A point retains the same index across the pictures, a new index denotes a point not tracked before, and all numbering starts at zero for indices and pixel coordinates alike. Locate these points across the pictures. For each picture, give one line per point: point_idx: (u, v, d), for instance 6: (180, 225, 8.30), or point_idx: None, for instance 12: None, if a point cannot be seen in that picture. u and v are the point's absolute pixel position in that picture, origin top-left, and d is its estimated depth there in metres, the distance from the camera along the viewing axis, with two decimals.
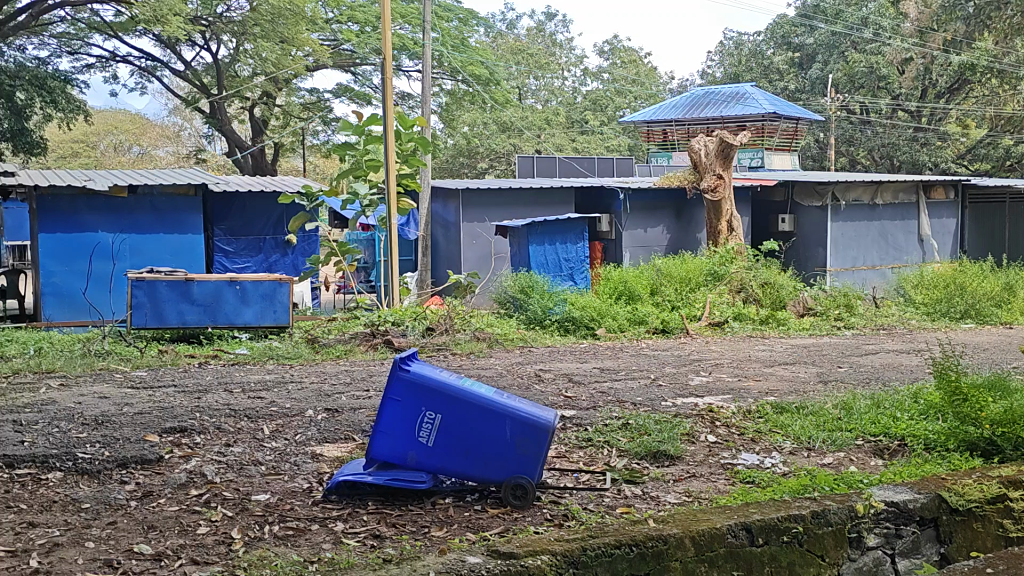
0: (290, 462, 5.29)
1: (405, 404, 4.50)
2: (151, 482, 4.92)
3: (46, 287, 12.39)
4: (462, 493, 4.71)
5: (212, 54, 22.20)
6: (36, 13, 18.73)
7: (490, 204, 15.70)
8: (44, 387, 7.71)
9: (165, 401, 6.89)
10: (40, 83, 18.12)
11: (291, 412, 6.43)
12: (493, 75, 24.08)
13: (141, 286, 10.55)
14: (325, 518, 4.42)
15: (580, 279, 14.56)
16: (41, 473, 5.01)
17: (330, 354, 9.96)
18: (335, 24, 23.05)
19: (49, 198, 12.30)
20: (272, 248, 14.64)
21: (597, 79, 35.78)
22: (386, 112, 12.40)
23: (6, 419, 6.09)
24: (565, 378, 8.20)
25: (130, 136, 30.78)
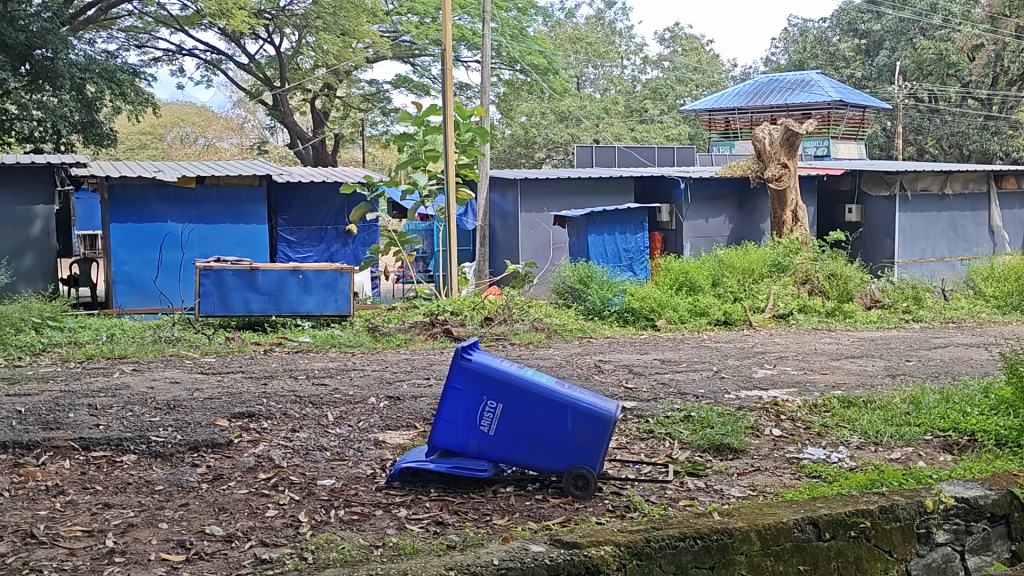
0: (354, 448, 5.38)
1: (467, 393, 4.53)
2: (221, 465, 5.04)
3: (117, 275, 12.75)
4: (523, 482, 4.74)
5: (275, 47, 22.50)
6: (104, 8, 19.61)
7: (549, 194, 15.69)
8: (117, 372, 7.95)
9: (233, 386, 7.04)
10: (109, 75, 18.41)
11: (354, 400, 6.53)
12: (552, 65, 24.03)
13: (209, 275, 10.80)
14: (389, 504, 4.48)
15: (640, 270, 14.50)
16: (116, 455, 5.17)
17: (390, 342, 10.07)
18: (395, 16, 23.20)
19: (120, 188, 12.66)
20: (333, 238, 14.83)
21: (657, 67, 35.45)
22: (445, 103, 12.45)
23: (82, 402, 6.30)
24: (625, 370, 8.19)
25: (197, 128, 31.46)
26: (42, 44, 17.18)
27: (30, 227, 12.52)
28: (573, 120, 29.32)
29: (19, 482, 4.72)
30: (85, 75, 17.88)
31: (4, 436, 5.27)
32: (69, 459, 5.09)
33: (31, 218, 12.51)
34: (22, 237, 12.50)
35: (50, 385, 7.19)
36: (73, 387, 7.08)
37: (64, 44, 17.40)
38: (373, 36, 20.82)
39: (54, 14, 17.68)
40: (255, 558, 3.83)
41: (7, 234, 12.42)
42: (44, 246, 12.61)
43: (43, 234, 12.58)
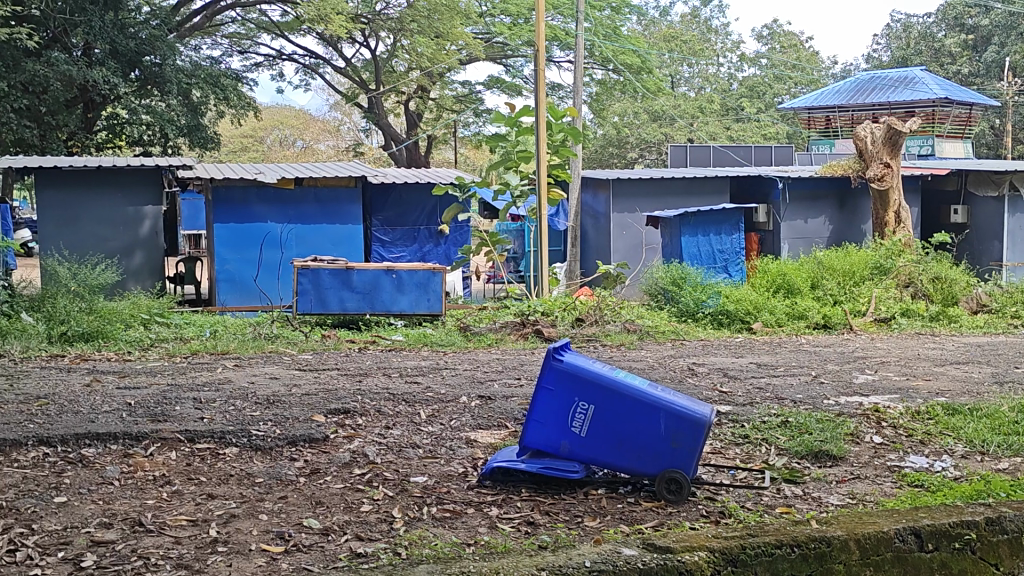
0: (446, 446, 5.43)
1: (558, 394, 4.52)
2: (318, 459, 5.17)
3: (220, 273, 13.18)
4: (615, 485, 4.70)
5: (371, 50, 22.99)
6: (210, 15, 20.35)
7: (641, 194, 15.58)
8: (220, 367, 8.23)
9: (330, 383, 7.21)
10: (214, 81, 19.23)
11: (447, 398, 6.60)
12: (646, 64, 23.87)
13: (306, 274, 11.09)
14: (481, 503, 4.51)
15: (736, 271, 14.25)
16: (220, 447, 5.35)
17: (481, 342, 10.14)
18: (488, 17, 23.39)
19: (223, 189, 13.10)
20: (426, 238, 15.01)
21: (754, 64, 34.77)
22: (538, 104, 12.48)
23: (187, 396, 6.53)
24: (719, 373, 8.05)
25: (295, 131, 32.35)
26: (151, 50, 17.94)
27: (140, 226, 13.04)
28: (667, 120, 29.08)
29: (129, 471, 4.93)
30: (191, 80, 18.61)
31: (114, 427, 5.50)
32: (176, 451, 5.29)
33: (141, 218, 13.03)
34: (132, 236, 13.03)
35: (157, 378, 7.50)
36: (178, 380, 7.37)
37: (171, 50, 18.15)
38: (467, 37, 21.06)
39: (163, 21, 18.45)
40: (350, 552, 3.91)
41: (118, 233, 12.97)
42: (152, 245, 13.12)
43: (151, 233, 13.09)
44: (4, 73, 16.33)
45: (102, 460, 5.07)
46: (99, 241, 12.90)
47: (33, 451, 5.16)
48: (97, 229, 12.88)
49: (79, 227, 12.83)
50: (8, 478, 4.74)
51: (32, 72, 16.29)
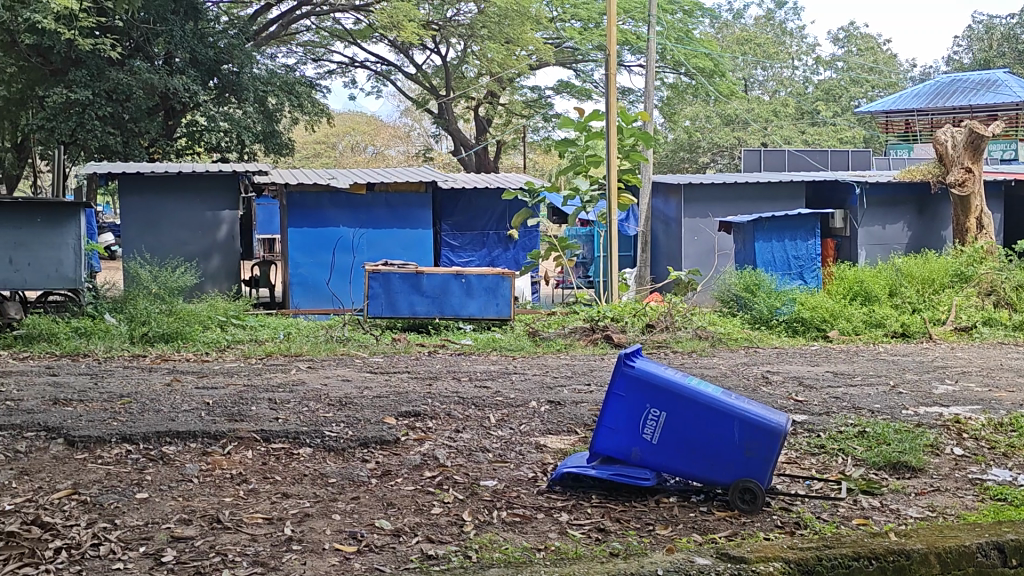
0: (516, 451, 5.44)
1: (629, 400, 4.49)
2: (390, 462, 5.22)
3: (294, 277, 13.43)
4: (688, 493, 4.66)
5: (442, 57, 23.23)
6: (286, 24, 20.80)
7: (714, 199, 15.42)
8: (294, 368, 8.40)
9: (401, 386, 7.27)
10: (289, 88, 19.70)
11: (517, 402, 6.61)
12: (718, 67, 23.66)
13: (377, 278, 11.22)
14: (550, 508, 4.51)
15: (811, 278, 13.90)
16: (294, 447, 5.44)
17: (551, 347, 10.13)
18: (559, 22, 23.41)
19: (298, 195, 13.36)
20: (495, 243, 15.08)
21: (830, 67, 34.08)
22: (608, 108, 12.43)
23: (263, 396, 6.67)
24: (794, 382, 7.89)
25: (366, 137, 32.98)
26: (229, 59, 18.45)
27: (217, 231, 13.39)
28: (739, 124, 28.79)
29: (208, 469, 5.05)
30: (267, 87, 19.07)
31: (194, 426, 5.65)
32: (252, 449, 5.40)
33: (218, 223, 13.37)
34: (210, 240, 13.38)
35: (234, 379, 7.68)
36: (255, 381, 7.54)
37: (249, 59, 18.62)
38: (537, 43, 21.15)
39: (241, 30, 18.96)
40: (421, 554, 3.94)
41: (197, 237, 13.32)
42: (229, 249, 13.45)
43: (228, 237, 13.43)
44: (90, 82, 16.96)
45: (182, 458, 5.21)
46: (178, 245, 13.26)
47: (116, 448, 5.33)
48: (176, 233, 13.25)
49: (160, 231, 13.21)
50: (93, 474, 4.90)
51: (117, 81, 16.89)
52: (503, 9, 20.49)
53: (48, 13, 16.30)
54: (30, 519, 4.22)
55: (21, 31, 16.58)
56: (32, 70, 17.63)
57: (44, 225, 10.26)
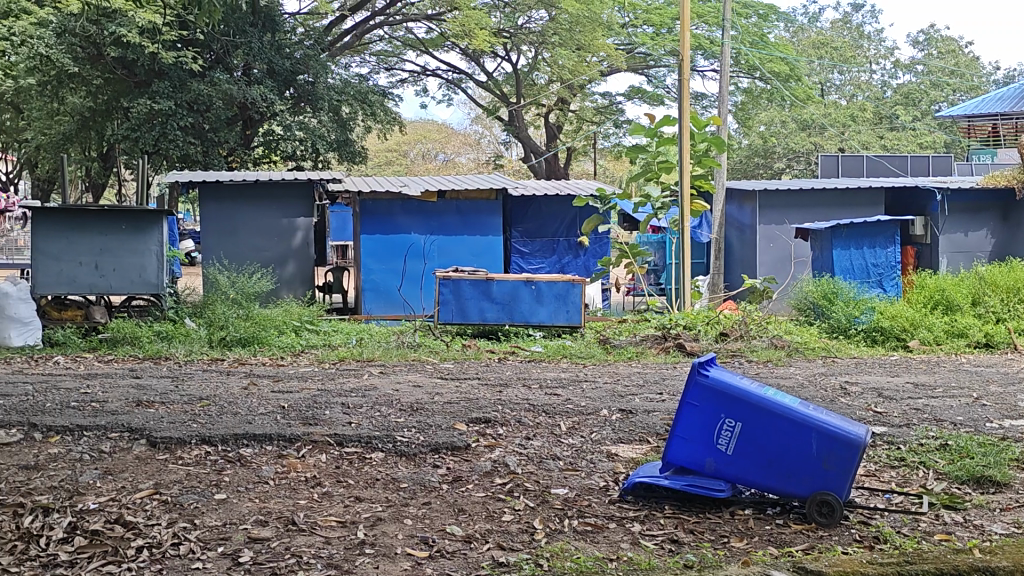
0: (587, 459, 5.40)
1: (703, 410, 4.42)
2: (460, 468, 5.24)
3: (366, 283, 13.60)
4: (763, 505, 4.57)
5: (513, 64, 23.39)
6: (359, 34, 21.16)
7: (789, 205, 15.16)
8: (367, 373, 8.50)
9: (471, 392, 7.30)
10: (362, 97, 20.02)
11: (587, 411, 6.58)
12: (793, 71, 23.30)
13: (448, 285, 11.30)
14: (623, 518, 4.47)
15: (891, 287, 13.59)
16: (366, 452, 5.51)
17: (622, 355, 10.07)
18: (630, 28, 23.30)
19: (371, 202, 13.53)
20: (565, 249, 15.06)
21: (910, 71, 33.26)
22: (681, 114, 12.30)
23: (336, 400, 6.78)
24: (873, 393, 7.66)
25: (437, 145, 33.37)
26: (305, 69, 18.85)
27: (292, 238, 13.65)
28: (816, 129, 28.28)
29: (283, 471, 5.14)
30: (341, 97, 19.41)
31: (270, 429, 5.75)
32: (326, 453, 5.48)
33: (293, 229, 13.64)
34: (285, 247, 13.64)
35: (308, 383, 7.80)
36: (328, 385, 7.65)
37: (323, 68, 18.99)
38: (608, 49, 21.12)
39: (315, 41, 19.35)
40: (492, 560, 3.95)
41: (272, 244, 13.60)
42: (304, 255, 13.70)
43: (302, 244, 13.67)
44: (171, 93, 17.50)
45: (258, 460, 5.32)
46: (255, 251, 13.56)
47: (196, 449, 5.46)
48: (253, 240, 13.54)
49: (237, 238, 13.51)
50: (174, 474, 5.03)
51: (197, 92, 17.39)
52: (574, 15, 20.51)
53: (133, 27, 16.91)
54: (114, 518, 4.35)
55: (107, 44, 17.21)
56: (117, 83, 18.26)
57: (128, 232, 10.57)
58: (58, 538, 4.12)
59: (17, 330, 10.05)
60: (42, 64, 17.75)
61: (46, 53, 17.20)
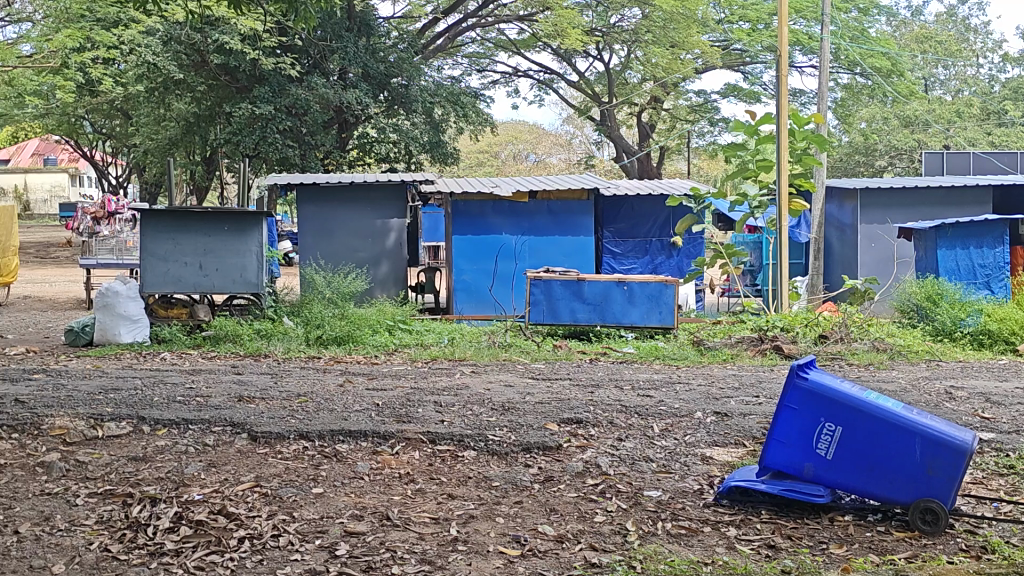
0: (681, 462, 5.33)
1: (802, 413, 4.31)
2: (552, 467, 5.24)
3: (458, 283, 13.71)
4: (863, 512, 4.42)
5: (605, 63, 23.38)
6: (452, 36, 21.36)
7: (892, 204, 14.66)
8: (458, 373, 8.57)
9: (563, 393, 7.28)
10: (455, 99, 20.23)
11: (681, 413, 6.48)
12: (896, 66, 22.55)
13: (539, 285, 11.32)
14: (718, 522, 4.39)
15: (999, 288, 13.02)
16: (459, 450, 5.55)
17: (717, 357, 9.90)
18: (726, 24, 23.00)
19: (463, 203, 13.66)
20: (658, 250, 14.92)
21: (1020, 64, 31.84)
22: (779, 111, 12.03)
23: (428, 399, 6.86)
24: (980, 398, 7.34)
25: (528, 145, 33.57)
26: (399, 72, 19.20)
27: (386, 239, 13.87)
28: (920, 125, 27.32)
29: (378, 468, 5.22)
30: (434, 99, 19.67)
31: (365, 426, 5.86)
32: (419, 450, 5.55)
33: (387, 230, 13.85)
34: (379, 248, 13.87)
35: (402, 381, 7.92)
36: (421, 384, 7.73)
37: (417, 71, 19.27)
38: (703, 46, 20.83)
39: (409, 45, 19.67)
40: (584, 561, 3.93)
41: (367, 245, 13.85)
42: (397, 256, 13.91)
43: (396, 245, 13.89)
44: (271, 98, 18.01)
45: (354, 456, 5.42)
46: (350, 252, 13.82)
47: (294, 444, 5.60)
48: (347, 241, 13.81)
49: (332, 239, 13.81)
50: (274, 468, 5.16)
51: (296, 97, 17.87)
52: (668, 13, 20.25)
53: (235, 34, 17.48)
54: (217, 509, 4.49)
55: (210, 51, 17.82)
56: (220, 89, 18.90)
57: (230, 233, 10.91)
58: (166, 527, 4.28)
59: (127, 327, 10.48)
60: (149, 72, 18.33)
61: (153, 60, 17.72)
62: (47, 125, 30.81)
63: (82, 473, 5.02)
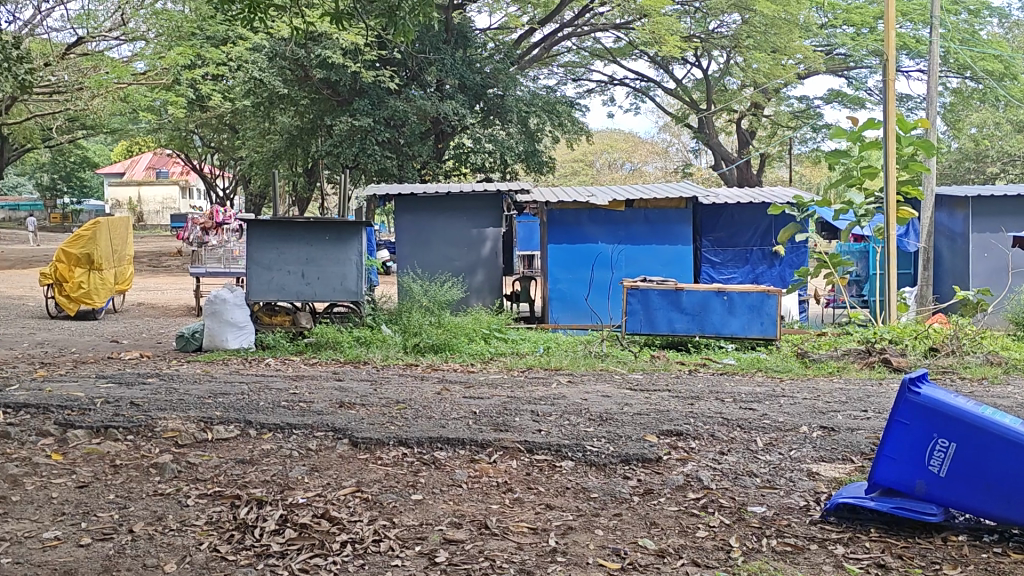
0: (786, 477, 5.17)
1: (913, 428, 4.14)
2: (652, 480, 5.15)
3: (553, 292, 13.70)
4: (978, 532, 4.21)
5: (703, 70, 23.15)
6: (548, 46, 21.44)
7: (1008, 212, 13.99)
8: (555, 383, 8.52)
9: (662, 404, 7.16)
10: (550, 108, 20.29)
11: (786, 427, 6.30)
12: (1010, 68, 21.64)
13: (636, 294, 11.20)
14: (825, 540, 4.24)
15: None
16: (557, 460, 5.51)
17: (822, 370, 9.61)
18: (829, 28, 22.45)
19: (558, 212, 13.64)
20: (759, 259, 14.64)
21: None
22: (885, 116, 11.64)
23: (526, 408, 6.85)
24: None
25: (624, 154, 33.52)
26: (495, 83, 19.38)
27: (482, 247, 13.98)
28: None
29: (476, 476, 5.24)
30: (530, 108, 19.77)
31: (463, 434, 5.89)
32: (517, 460, 5.54)
33: (483, 240, 13.96)
34: (475, 256, 13.98)
35: (500, 390, 7.94)
36: (518, 393, 7.72)
37: (513, 81, 19.40)
38: (805, 51, 20.36)
39: (505, 55, 19.82)
40: None
41: (463, 253, 13.98)
42: (493, 264, 14.00)
43: (491, 254, 13.98)
44: (371, 111, 18.39)
45: (452, 464, 5.44)
46: (446, 260, 13.97)
47: (393, 451, 5.66)
48: (444, 250, 13.96)
49: (429, 248, 13.99)
50: (374, 474, 5.22)
51: (394, 108, 18.22)
52: (769, 18, 19.85)
53: (337, 49, 17.91)
54: (320, 513, 4.57)
55: (313, 66, 18.30)
56: (322, 102, 19.40)
57: (331, 242, 11.15)
58: (271, 529, 4.37)
59: (234, 334, 10.83)
60: (256, 87, 19.15)
61: (260, 76, 18.44)
62: (160, 140, 32.19)
63: (193, 474, 5.19)
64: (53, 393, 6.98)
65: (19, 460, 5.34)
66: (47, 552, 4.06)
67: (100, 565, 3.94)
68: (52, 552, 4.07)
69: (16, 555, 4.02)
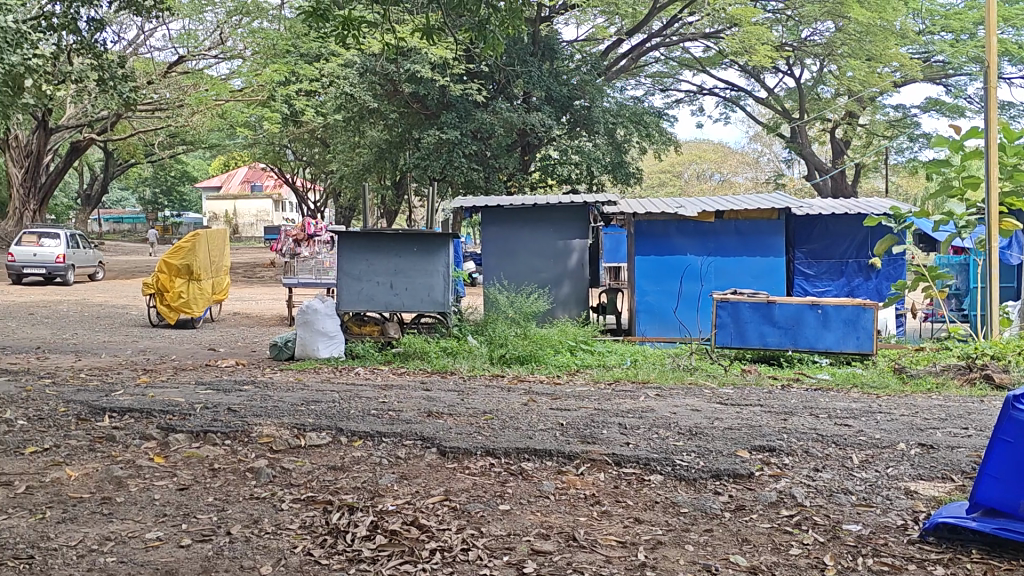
0: (883, 496, 5.00)
1: (1016, 446, 3.97)
2: (744, 497, 5.04)
3: (641, 304, 13.60)
4: None
5: (795, 79, 22.70)
6: (635, 57, 21.40)
7: None
8: (643, 396, 8.42)
9: (754, 420, 7.00)
10: (638, 119, 20.32)
11: (882, 444, 6.09)
12: None
13: (726, 307, 11.00)
14: (924, 560, 4.08)
15: None
16: (645, 473, 5.45)
17: (920, 386, 9.28)
18: (927, 35, 21.80)
19: (646, 223, 13.54)
20: (854, 272, 14.31)
21: None
22: (988, 125, 11.20)
23: (613, 420, 6.80)
24: None
25: (713, 164, 33.18)
26: (581, 94, 19.37)
27: (569, 259, 13.96)
28: None
29: (563, 488, 5.22)
30: (616, 120, 19.70)
31: (551, 445, 5.89)
32: (604, 472, 5.50)
33: (569, 252, 13.94)
34: (561, 268, 13.96)
35: (587, 402, 7.90)
36: (606, 406, 7.66)
37: (599, 93, 19.36)
38: (902, 58, 19.84)
39: (592, 66, 19.79)
40: None
41: (549, 265, 13.98)
42: (579, 276, 13.95)
43: (578, 265, 13.94)
44: (458, 123, 18.60)
45: (539, 475, 5.43)
46: (533, 272, 14.00)
47: (481, 461, 5.68)
48: (531, 261, 13.99)
49: (516, 259, 14.04)
50: (462, 483, 5.25)
51: (481, 121, 18.36)
52: (865, 26, 19.37)
53: (425, 63, 18.17)
54: (410, 520, 4.61)
55: (402, 80, 18.64)
56: (410, 116, 19.70)
57: (420, 254, 11.29)
58: (362, 535, 4.44)
59: (325, 343, 11.04)
60: (347, 102, 19.58)
61: (351, 91, 18.85)
62: (256, 154, 33.17)
63: (287, 479, 5.30)
64: (155, 398, 7.23)
65: (123, 462, 5.54)
66: (149, 552, 4.20)
67: (199, 566, 4.05)
68: (154, 552, 4.20)
69: (120, 554, 4.16)
